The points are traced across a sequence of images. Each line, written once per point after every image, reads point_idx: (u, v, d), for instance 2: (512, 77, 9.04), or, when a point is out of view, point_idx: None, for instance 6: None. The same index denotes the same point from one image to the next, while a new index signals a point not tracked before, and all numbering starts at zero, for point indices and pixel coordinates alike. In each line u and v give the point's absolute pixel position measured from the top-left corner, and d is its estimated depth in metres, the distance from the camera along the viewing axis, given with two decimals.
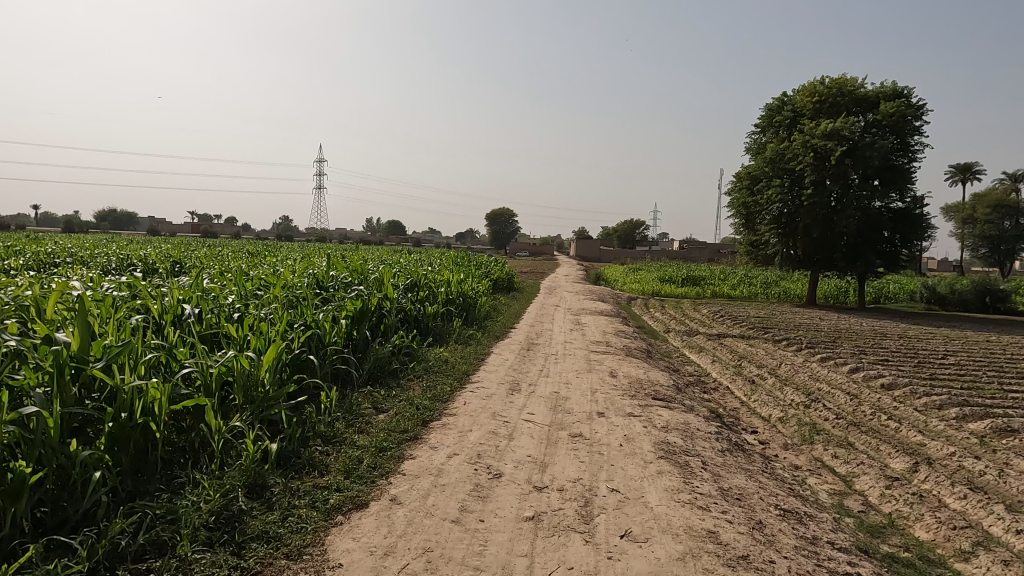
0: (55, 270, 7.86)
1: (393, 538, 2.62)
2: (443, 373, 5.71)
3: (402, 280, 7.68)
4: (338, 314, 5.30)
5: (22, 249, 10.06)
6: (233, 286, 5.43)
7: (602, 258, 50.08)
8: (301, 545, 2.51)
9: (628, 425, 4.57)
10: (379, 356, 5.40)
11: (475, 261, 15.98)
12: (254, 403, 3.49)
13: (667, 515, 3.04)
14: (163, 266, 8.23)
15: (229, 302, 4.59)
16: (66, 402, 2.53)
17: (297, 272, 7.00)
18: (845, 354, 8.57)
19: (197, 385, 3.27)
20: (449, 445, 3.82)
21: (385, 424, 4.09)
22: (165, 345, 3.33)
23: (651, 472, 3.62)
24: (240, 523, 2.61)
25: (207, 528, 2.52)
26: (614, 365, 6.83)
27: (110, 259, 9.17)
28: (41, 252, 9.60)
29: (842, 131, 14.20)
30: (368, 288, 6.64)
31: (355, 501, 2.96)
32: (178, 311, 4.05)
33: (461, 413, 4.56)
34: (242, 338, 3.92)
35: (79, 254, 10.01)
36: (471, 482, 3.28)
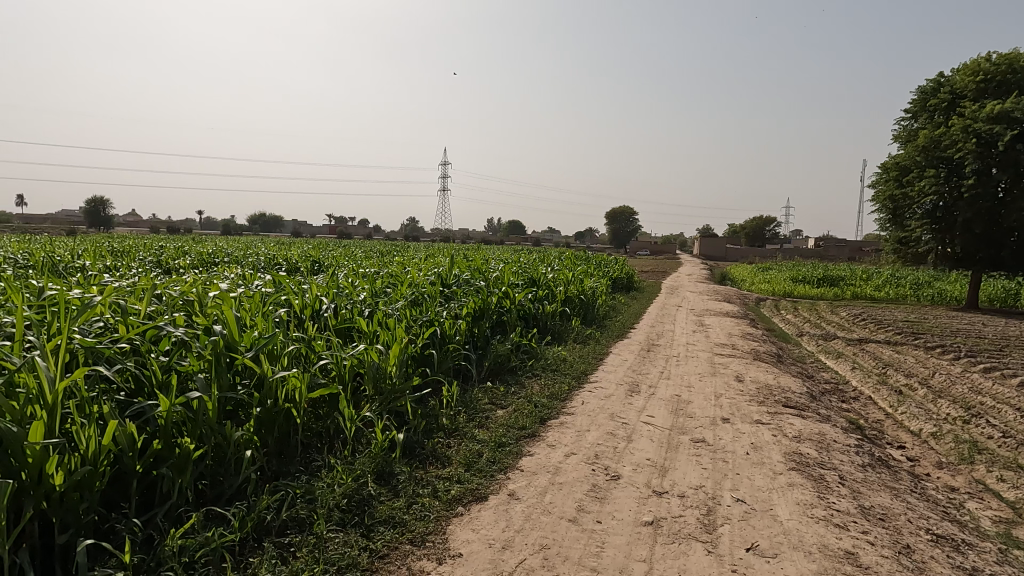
0: (215, 268, 8.79)
1: (511, 532, 2.67)
2: (562, 371, 5.72)
3: (521, 280, 7.78)
4: (459, 311, 5.47)
5: (187, 250, 11.33)
6: (364, 283, 5.76)
7: (728, 258, 47.94)
8: (424, 532, 2.61)
9: (755, 433, 4.33)
10: (498, 353, 5.51)
11: (596, 261, 15.88)
12: (382, 394, 3.69)
13: (799, 531, 2.85)
14: (304, 266, 8.93)
15: (361, 299, 4.89)
16: (222, 387, 2.81)
17: (423, 271, 7.31)
18: (1015, 364, 7.58)
19: (333, 375, 3.52)
20: (567, 444, 3.83)
21: (504, 420, 4.17)
22: (305, 337, 3.61)
23: (781, 484, 3.41)
24: (370, 507, 2.77)
25: (340, 509, 2.70)
26: (740, 369, 6.50)
27: (259, 259, 10.10)
28: (203, 253, 10.79)
29: (1013, 113, 12.55)
30: (488, 286, 6.79)
31: (475, 494, 3.04)
32: (317, 307, 4.37)
33: (579, 412, 4.55)
34: (372, 333, 4.15)
35: (233, 254, 11.11)
36: (589, 482, 3.26)
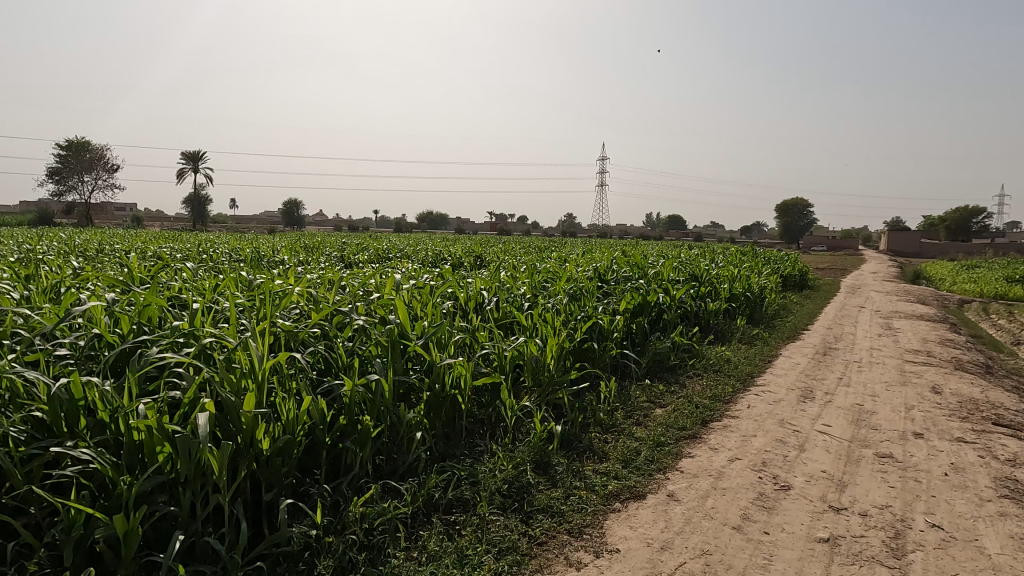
0: (390, 263, 9.53)
1: (670, 533, 2.60)
2: (725, 373, 5.45)
3: (682, 276, 7.52)
4: (617, 307, 5.42)
5: (366, 246, 12.40)
6: (523, 278, 5.91)
7: (922, 254, 42.59)
8: (581, 524, 2.63)
9: (956, 452, 3.81)
10: (658, 350, 5.38)
11: (764, 257, 14.92)
12: (541, 386, 3.76)
13: (1013, 568, 2.46)
14: (468, 261, 9.38)
15: (521, 293, 5.03)
16: (397, 371, 3.04)
17: (581, 266, 7.34)
18: None
19: (494, 365, 3.65)
20: (731, 449, 3.64)
21: (663, 419, 4.07)
22: (470, 328, 3.79)
23: (990, 513, 2.96)
24: (529, 494, 2.84)
25: (501, 494, 2.80)
26: (937, 380, 5.75)
27: (428, 254, 10.77)
28: (379, 248, 11.75)
29: None
30: (648, 282, 6.65)
31: (632, 491, 3.00)
32: (480, 300, 4.57)
33: (744, 416, 4.31)
34: (532, 326, 4.24)
35: (405, 250, 11.97)
36: (755, 490, 3.08)
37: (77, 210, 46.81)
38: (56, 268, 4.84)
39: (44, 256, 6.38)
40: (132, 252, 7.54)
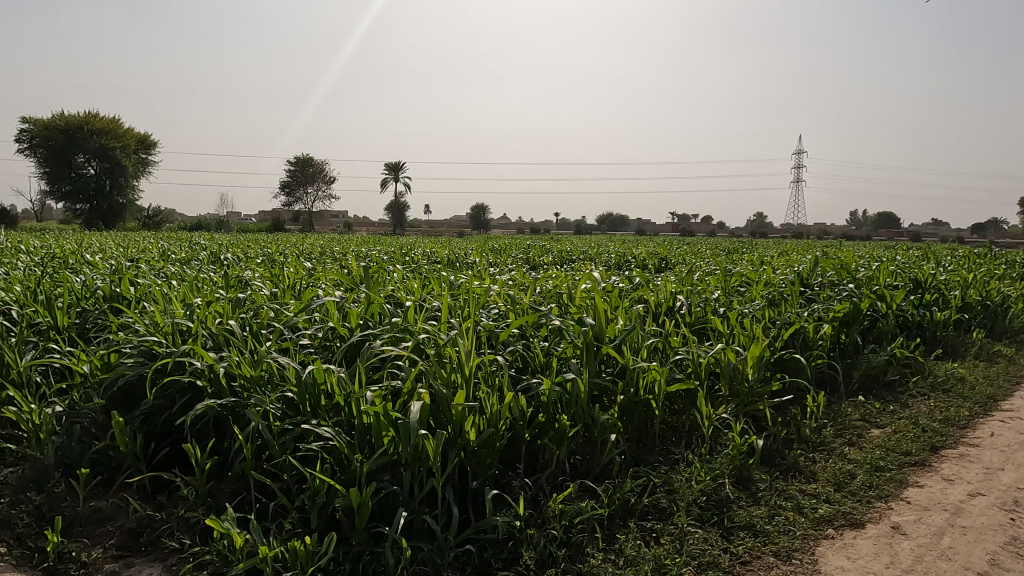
0: (574, 266, 9.65)
1: (898, 571, 2.32)
2: (959, 393, 4.73)
3: (901, 281, 6.67)
4: (824, 314, 4.95)
5: (550, 249, 12.69)
6: (715, 282, 5.65)
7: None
8: (789, 548, 2.46)
9: None
10: (873, 364, 4.81)
11: (1006, 259, 12.71)
12: (738, 396, 3.54)
13: None
14: (653, 264, 9.19)
15: (715, 298, 4.81)
16: (591, 373, 3.04)
17: (779, 270, 6.83)
18: None
19: (689, 372, 3.52)
20: (971, 482, 3.16)
21: (881, 442, 3.64)
22: (663, 333, 3.70)
23: None
24: (729, 509, 2.70)
25: (699, 506, 2.70)
26: None
27: (611, 257, 10.72)
28: (563, 251, 11.95)
29: None
30: (859, 288, 5.99)
31: (848, 518, 2.73)
32: (672, 305, 4.44)
33: (986, 446, 3.71)
34: (729, 333, 4.01)
35: (588, 253, 12.04)
36: (1006, 533, 2.63)
37: (302, 218, 53.88)
38: (295, 269, 5.60)
39: (284, 259, 7.43)
40: (350, 255, 8.50)
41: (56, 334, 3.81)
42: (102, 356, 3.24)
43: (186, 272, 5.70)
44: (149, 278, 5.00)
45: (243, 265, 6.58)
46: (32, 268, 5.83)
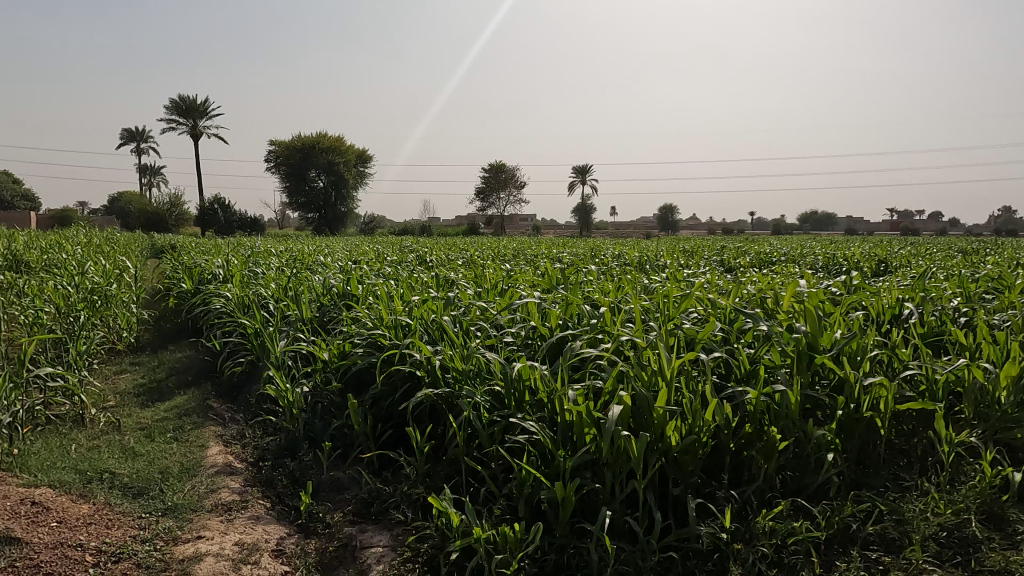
0: (776, 268, 8.97)
1: None
2: None
3: None
4: None
5: (749, 250, 11.92)
6: (954, 287, 4.90)
7: None
8: None
9: None
10: None
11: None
12: (988, 421, 3.00)
13: None
14: (871, 267, 8.22)
15: (954, 306, 4.17)
16: (803, 384, 2.77)
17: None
18: None
19: (922, 390, 3.06)
20: None
21: None
22: (890, 343, 3.27)
23: None
24: (977, 551, 2.29)
25: (938, 542, 2.35)
26: None
27: (819, 258, 9.78)
28: (762, 253, 11.16)
29: None
30: None
31: None
32: (899, 313, 3.92)
33: None
34: (976, 346, 3.43)
35: (791, 254, 11.11)
36: None
37: (494, 222, 56.74)
38: (494, 270, 5.93)
39: (482, 261, 7.89)
40: (543, 257, 8.77)
41: (302, 325, 4.44)
42: (339, 345, 3.70)
43: (401, 273, 6.30)
44: (372, 277, 5.62)
45: (447, 266, 7.11)
46: (282, 268, 6.86)
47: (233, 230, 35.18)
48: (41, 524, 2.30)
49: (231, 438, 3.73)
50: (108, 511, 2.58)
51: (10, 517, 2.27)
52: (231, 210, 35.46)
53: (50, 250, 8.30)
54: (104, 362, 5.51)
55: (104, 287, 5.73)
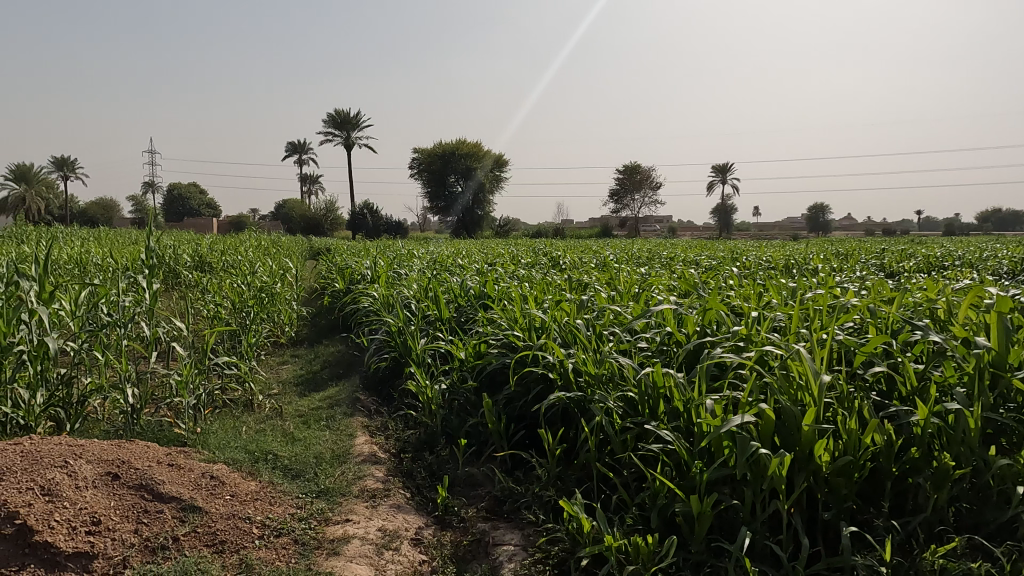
0: (949, 273, 7.99)
1: None
2: None
3: None
4: None
5: (916, 253, 10.74)
6: None
7: None
8: None
9: None
10: None
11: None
12: None
13: None
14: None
15: None
16: (985, 406, 2.40)
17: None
18: None
19: None
20: None
21: None
22: None
23: None
24: None
25: None
26: None
27: (1005, 262, 8.58)
28: (932, 256, 10.01)
29: None
30: None
31: None
32: None
33: None
34: None
35: (968, 257, 9.85)
36: None
37: (628, 224, 55.89)
38: (628, 273, 5.83)
39: (616, 263, 7.79)
40: (679, 260, 8.50)
41: (441, 324, 4.65)
42: (475, 345, 3.83)
43: (534, 275, 6.39)
44: (506, 279, 5.75)
45: (580, 269, 7.09)
46: (423, 270, 7.21)
47: (380, 234, 37.63)
48: (218, 496, 2.59)
49: (376, 429, 3.99)
50: (272, 489, 2.86)
51: (194, 488, 2.58)
52: (378, 214, 37.96)
53: (229, 252, 9.39)
54: (270, 353, 6.13)
55: (271, 285, 6.37)
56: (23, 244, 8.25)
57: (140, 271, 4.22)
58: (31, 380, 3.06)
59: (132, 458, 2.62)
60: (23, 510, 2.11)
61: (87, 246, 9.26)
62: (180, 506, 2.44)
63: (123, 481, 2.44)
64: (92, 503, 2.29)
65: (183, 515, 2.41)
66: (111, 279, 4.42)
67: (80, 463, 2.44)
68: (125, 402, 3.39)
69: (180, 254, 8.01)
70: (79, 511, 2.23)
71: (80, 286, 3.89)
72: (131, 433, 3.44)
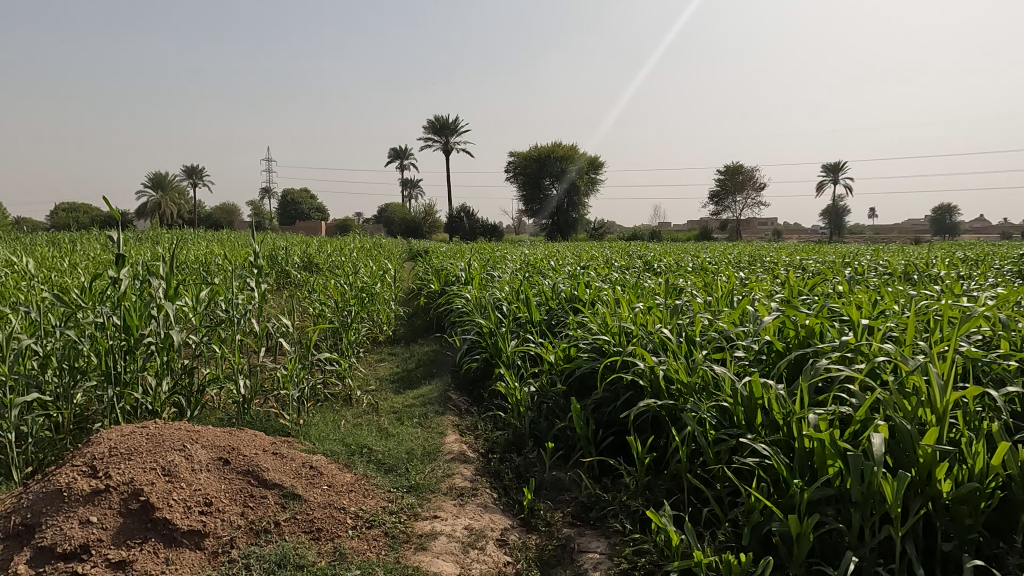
0: None
1: None
2: None
3: None
4: None
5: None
6: None
7: None
8: None
9: None
10: None
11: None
12: None
13: None
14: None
15: None
16: None
17: None
18: None
19: None
20: None
21: None
22: None
23: None
24: None
25: None
26: None
27: None
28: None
29: None
30: None
31: None
32: None
33: None
34: None
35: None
36: None
37: (730, 227, 53.79)
38: (726, 277, 5.60)
39: (714, 267, 7.51)
40: (783, 264, 8.07)
41: (531, 326, 4.65)
42: (564, 349, 3.81)
43: (627, 279, 6.28)
44: (598, 282, 5.68)
45: (677, 273, 6.88)
46: (516, 272, 7.27)
47: (476, 236, 38.39)
48: (316, 485, 2.72)
49: (466, 428, 4.06)
50: (365, 482, 2.97)
51: (295, 476, 2.73)
52: (475, 217, 38.76)
53: (334, 253, 9.89)
54: (369, 351, 6.40)
55: (371, 286, 6.65)
56: (157, 245, 9.10)
57: (253, 270, 4.53)
58: (158, 369, 3.36)
59: (240, 445, 2.81)
60: (146, 488, 2.31)
61: (211, 248, 10.09)
62: (282, 493, 2.59)
63: (232, 467, 2.63)
64: (205, 485, 2.47)
65: (284, 502, 2.55)
66: (229, 278, 4.78)
67: (196, 447, 2.64)
68: (237, 392, 3.65)
69: (291, 256, 8.53)
70: (193, 491, 2.41)
71: (201, 284, 4.22)
72: (242, 421, 3.69)
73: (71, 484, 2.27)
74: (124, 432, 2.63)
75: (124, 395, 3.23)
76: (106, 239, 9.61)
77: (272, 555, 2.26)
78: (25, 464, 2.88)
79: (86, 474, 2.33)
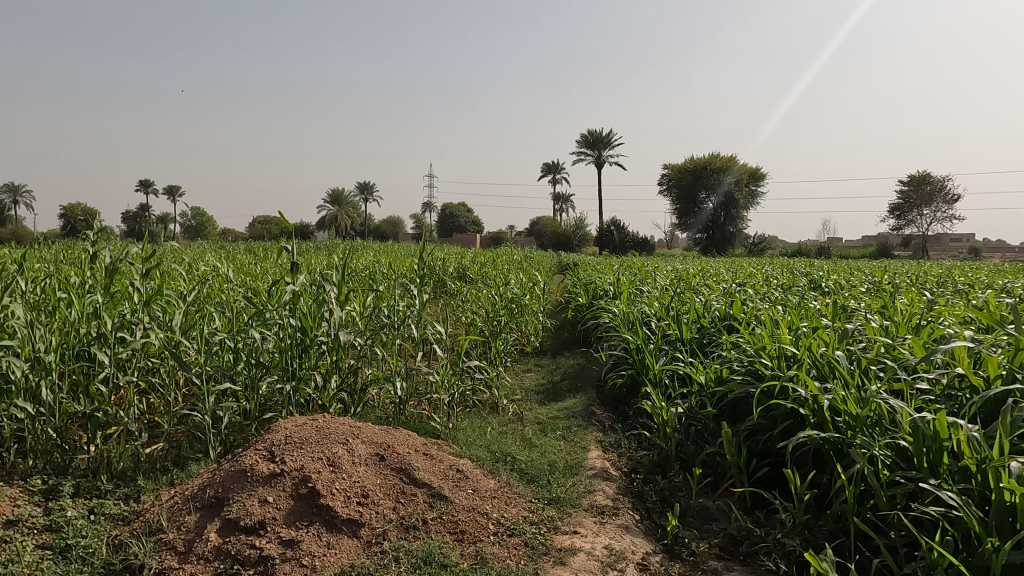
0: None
1: None
2: None
3: None
4: None
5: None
6: None
7: None
8: None
9: None
10: None
11: None
12: None
13: None
14: None
15: None
16: None
17: None
18: None
19: None
20: None
21: None
22: None
23: None
24: None
25: None
26: None
27: None
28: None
29: None
30: None
31: None
32: None
33: None
34: None
35: None
36: None
37: (914, 243, 48.21)
38: (909, 299, 5.00)
39: (894, 288, 6.74)
40: (979, 286, 7.06)
41: (681, 345, 4.49)
42: (716, 370, 3.62)
43: (790, 298, 5.85)
44: (757, 301, 5.34)
45: (849, 293, 6.27)
46: (666, 287, 7.07)
47: (627, 249, 37.96)
48: (462, 489, 2.83)
49: (609, 444, 4.00)
50: (509, 490, 3.04)
51: (443, 478, 2.85)
52: (625, 231, 38.33)
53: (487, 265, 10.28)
54: (516, 361, 6.55)
55: (520, 297, 6.81)
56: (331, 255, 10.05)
57: (414, 280, 4.82)
58: (328, 367, 3.70)
59: (396, 444, 3.00)
60: (313, 476, 2.54)
61: (375, 257, 10.95)
62: (431, 492, 2.72)
63: (388, 463, 2.81)
64: (364, 478, 2.66)
65: (432, 501, 2.68)
66: (392, 286, 5.14)
67: (357, 442, 2.86)
68: (395, 394, 3.92)
69: (447, 267, 8.99)
70: (353, 483, 2.61)
71: (368, 291, 4.57)
72: (398, 421, 3.94)
73: (254, 466, 2.55)
74: (299, 423, 2.93)
75: (299, 389, 3.59)
76: (289, 250, 10.78)
77: (420, 551, 2.37)
78: (219, 444, 3.30)
79: (266, 458, 2.62)
